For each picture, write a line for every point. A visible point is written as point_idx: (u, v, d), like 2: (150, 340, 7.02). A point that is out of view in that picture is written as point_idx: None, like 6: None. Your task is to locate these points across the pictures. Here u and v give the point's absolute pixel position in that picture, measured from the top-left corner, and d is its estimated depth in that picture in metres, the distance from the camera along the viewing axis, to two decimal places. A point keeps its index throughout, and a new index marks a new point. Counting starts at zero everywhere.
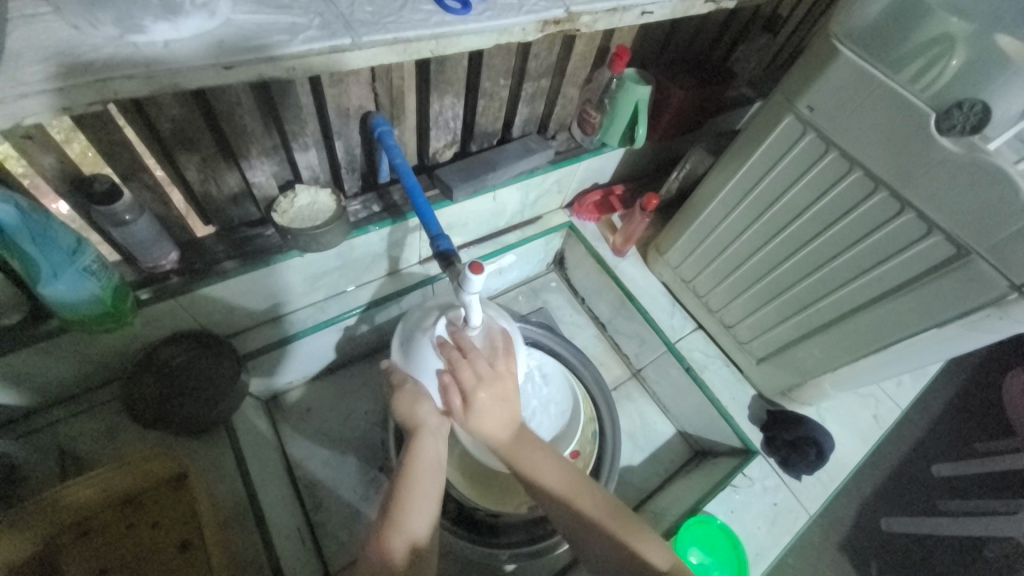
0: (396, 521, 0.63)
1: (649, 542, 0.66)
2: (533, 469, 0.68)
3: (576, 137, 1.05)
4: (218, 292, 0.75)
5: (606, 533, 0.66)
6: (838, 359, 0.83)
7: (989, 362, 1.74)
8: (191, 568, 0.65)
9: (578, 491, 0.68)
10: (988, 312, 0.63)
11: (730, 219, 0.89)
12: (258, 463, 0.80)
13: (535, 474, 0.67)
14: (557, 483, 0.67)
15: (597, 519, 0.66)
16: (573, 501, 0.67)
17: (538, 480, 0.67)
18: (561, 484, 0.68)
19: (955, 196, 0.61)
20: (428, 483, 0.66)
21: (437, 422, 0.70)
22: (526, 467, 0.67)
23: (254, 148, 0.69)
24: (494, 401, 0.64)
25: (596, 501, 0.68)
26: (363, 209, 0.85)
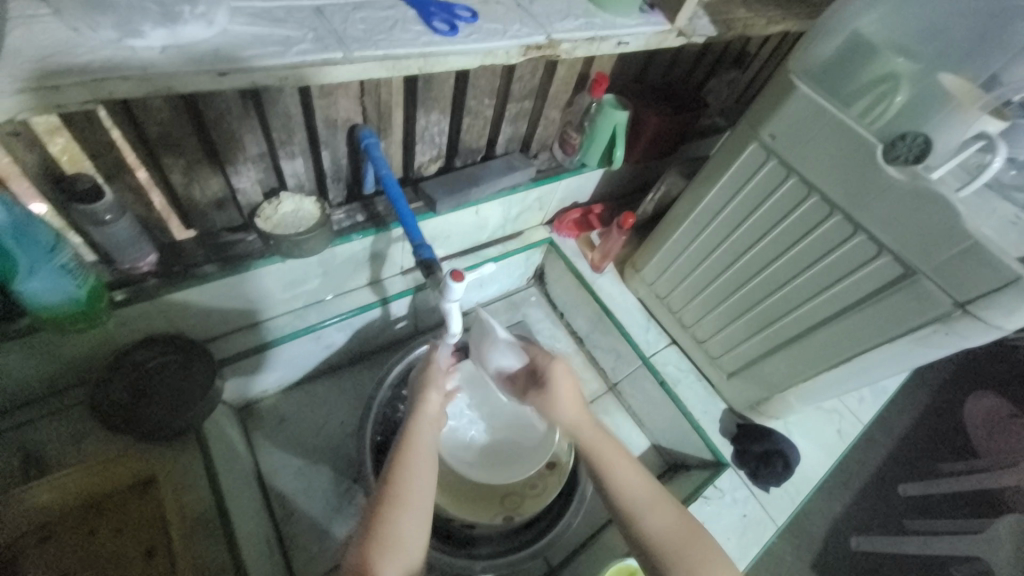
0: (386, 538, 0.56)
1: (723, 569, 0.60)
2: (612, 473, 0.66)
3: (557, 157, 1.10)
4: (197, 296, 0.74)
5: (687, 551, 0.60)
6: (802, 373, 0.87)
7: (946, 385, 1.83)
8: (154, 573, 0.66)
9: (661, 502, 0.65)
10: (936, 328, 0.67)
11: (701, 238, 0.94)
12: (229, 471, 0.79)
13: (618, 476, 0.66)
14: (636, 488, 0.65)
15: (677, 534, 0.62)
16: (656, 509, 0.64)
17: (614, 481, 0.66)
18: (640, 489, 0.65)
19: (901, 220, 0.66)
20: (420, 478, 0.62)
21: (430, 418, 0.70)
22: (608, 462, 0.67)
23: (241, 154, 0.70)
24: (568, 390, 0.72)
25: (678, 516, 0.64)
26: (347, 218, 0.86)
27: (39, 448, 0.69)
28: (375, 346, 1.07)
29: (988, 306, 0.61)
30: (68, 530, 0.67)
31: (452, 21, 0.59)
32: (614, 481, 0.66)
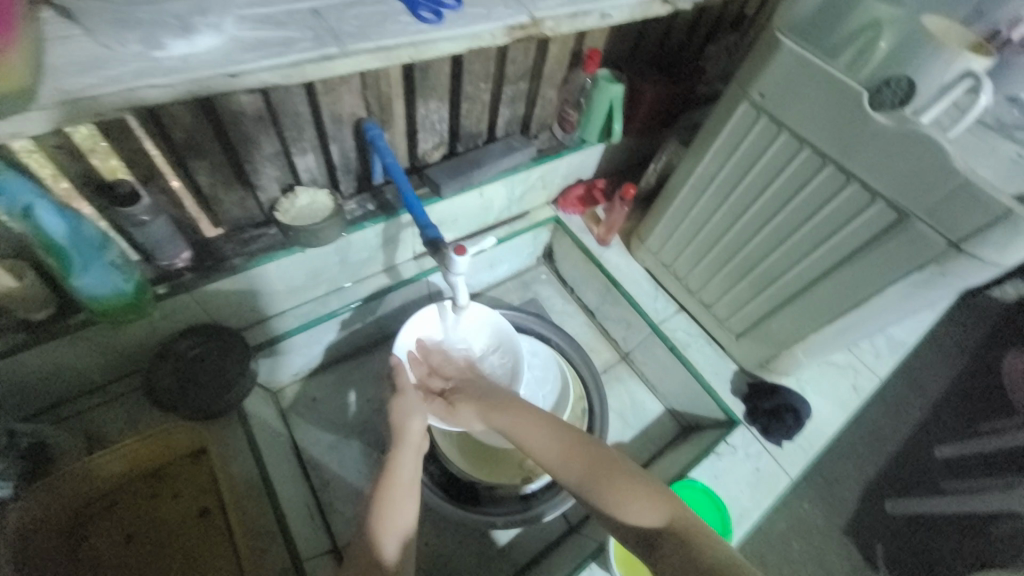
0: (385, 520, 0.66)
1: (644, 497, 0.61)
2: (522, 434, 0.72)
3: (557, 136, 1.13)
4: (229, 286, 0.82)
5: (599, 487, 0.63)
6: (807, 327, 0.88)
7: (983, 347, 1.78)
8: (211, 530, 0.75)
9: (569, 446, 0.68)
10: (932, 269, 0.68)
11: (702, 201, 0.96)
12: (268, 444, 0.86)
13: (527, 441, 0.71)
14: (550, 446, 0.69)
15: (595, 470, 0.64)
16: (566, 457, 0.67)
17: (529, 447, 0.71)
18: (545, 440, 0.70)
19: (892, 166, 0.67)
20: (409, 500, 0.70)
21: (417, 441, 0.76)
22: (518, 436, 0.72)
23: (258, 153, 0.76)
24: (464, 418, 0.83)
25: (582, 453, 0.67)
26: (359, 207, 0.92)
27: (101, 429, 0.77)
28: (395, 329, 1.14)
29: (986, 242, 0.62)
30: (130, 495, 0.75)
31: (438, 9, 0.62)
32: (528, 444, 0.71)
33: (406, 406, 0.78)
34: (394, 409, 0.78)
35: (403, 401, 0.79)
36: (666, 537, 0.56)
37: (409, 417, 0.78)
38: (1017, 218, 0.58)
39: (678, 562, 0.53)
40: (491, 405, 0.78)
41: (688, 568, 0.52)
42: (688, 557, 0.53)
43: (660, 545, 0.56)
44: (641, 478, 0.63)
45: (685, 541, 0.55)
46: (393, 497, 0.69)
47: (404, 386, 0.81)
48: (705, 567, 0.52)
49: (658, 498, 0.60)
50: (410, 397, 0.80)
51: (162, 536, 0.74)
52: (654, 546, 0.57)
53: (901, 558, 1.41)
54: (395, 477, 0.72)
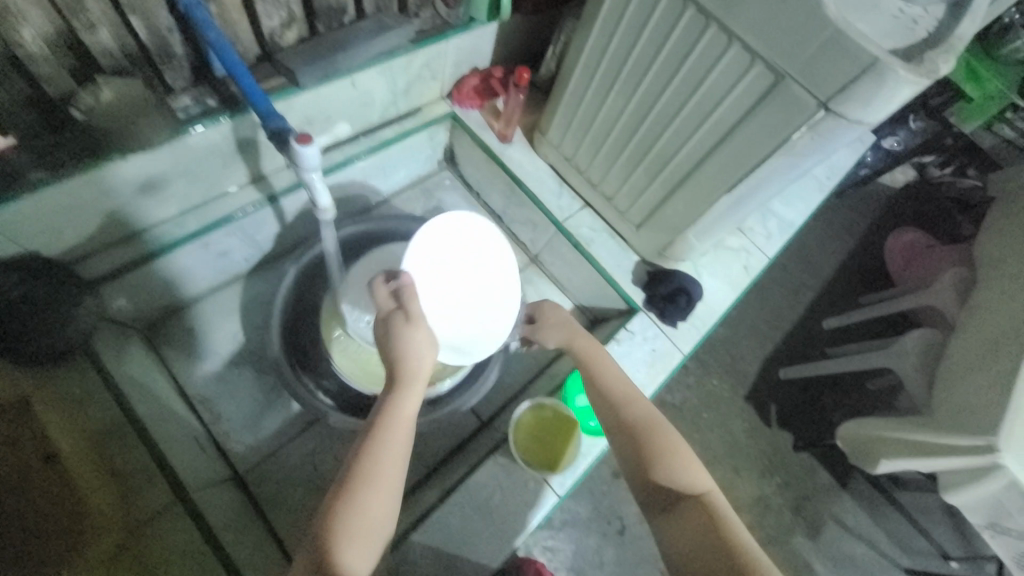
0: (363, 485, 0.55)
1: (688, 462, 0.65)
2: (615, 377, 0.75)
3: (441, 12, 0.99)
4: (33, 206, 0.67)
5: (653, 440, 0.67)
6: (697, 209, 0.88)
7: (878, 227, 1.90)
8: (50, 484, 0.60)
9: (631, 398, 0.72)
10: (802, 133, 0.68)
11: (596, 81, 0.89)
12: (134, 380, 0.78)
13: (604, 384, 0.74)
14: (618, 393, 0.72)
15: (650, 424, 0.69)
16: (632, 404, 0.71)
17: (597, 386, 0.75)
18: (619, 386, 0.73)
19: (767, 19, 0.63)
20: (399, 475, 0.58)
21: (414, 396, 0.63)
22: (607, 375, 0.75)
23: (20, 26, 0.60)
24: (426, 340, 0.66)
25: (644, 413, 0.70)
26: (195, 103, 0.76)
27: None
28: (283, 249, 1.03)
29: (850, 98, 0.61)
30: None
31: None
32: (594, 380, 0.75)
33: (422, 335, 0.66)
34: (402, 336, 0.64)
35: (409, 334, 0.64)
36: (696, 500, 0.61)
37: (407, 352, 0.64)
38: (880, 67, 0.57)
39: (699, 524, 0.59)
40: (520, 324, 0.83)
41: (704, 533, 0.58)
42: (709, 523, 0.58)
43: (673, 508, 0.62)
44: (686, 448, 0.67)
45: (708, 510, 0.60)
46: (380, 478, 0.56)
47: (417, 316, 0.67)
48: (724, 537, 0.57)
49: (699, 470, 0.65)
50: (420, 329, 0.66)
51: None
52: (675, 507, 0.62)
53: (787, 414, 1.63)
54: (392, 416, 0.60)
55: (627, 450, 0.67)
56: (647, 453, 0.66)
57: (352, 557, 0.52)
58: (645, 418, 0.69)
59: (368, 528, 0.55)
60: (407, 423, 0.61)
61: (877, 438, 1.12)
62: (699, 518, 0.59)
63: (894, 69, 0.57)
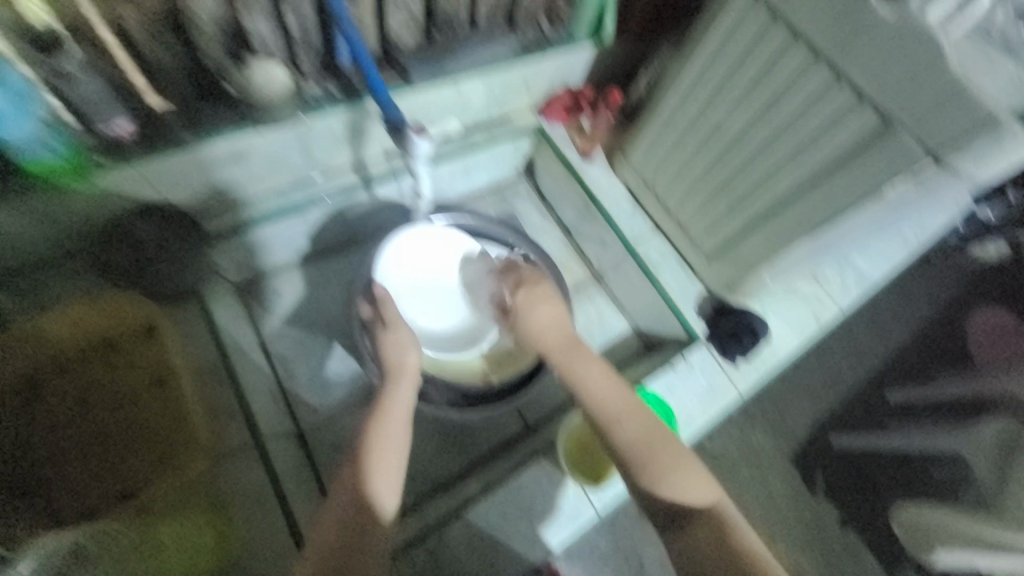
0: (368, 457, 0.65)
1: (692, 475, 0.64)
2: (588, 383, 0.72)
3: (544, 30, 1.03)
4: (176, 165, 0.77)
5: (652, 455, 0.65)
6: (776, 247, 0.87)
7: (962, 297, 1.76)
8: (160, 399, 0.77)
9: (627, 406, 0.69)
10: (907, 184, 0.66)
11: (687, 111, 0.90)
12: (229, 329, 0.86)
13: (595, 399, 0.71)
14: (615, 407, 0.70)
15: (648, 438, 0.67)
16: (627, 414, 0.69)
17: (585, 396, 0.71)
18: (607, 393, 0.71)
19: (883, 64, 0.62)
20: (398, 431, 0.69)
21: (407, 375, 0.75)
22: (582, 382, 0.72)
23: (199, 10, 0.69)
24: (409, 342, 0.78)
25: (642, 421, 0.68)
26: (319, 89, 0.84)
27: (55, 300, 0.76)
28: (367, 232, 1.11)
29: (965, 152, 0.59)
30: (86, 364, 0.77)
31: None
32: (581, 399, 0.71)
33: (403, 338, 0.78)
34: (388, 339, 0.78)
35: (397, 333, 0.78)
36: (705, 516, 0.61)
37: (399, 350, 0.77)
38: (999, 124, 0.56)
39: (710, 542, 0.59)
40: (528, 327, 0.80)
41: (717, 551, 0.58)
42: (719, 541, 0.59)
43: (687, 521, 0.62)
44: (689, 461, 0.66)
45: (717, 528, 0.60)
46: (375, 441, 0.67)
47: (394, 319, 0.79)
48: (730, 551, 0.58)
49: (705, 482, 0.64)
50: (403, 330, 0.78)
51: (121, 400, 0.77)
52: (687, 522, 0.62)
53: (836, 482, 1.52)
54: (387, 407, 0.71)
55: (627, 463, 0.66)
56: (649, 467, 0.65)
57: (383, 496, 0.64)
58: (643, 434, 0.67)
59: (387, 468, 0.66)
60: (406, 403, 0.73)
61: (940, 528, 1.01)
62: (709, 529, 0.60)
63: (1015, 130, 0.56)
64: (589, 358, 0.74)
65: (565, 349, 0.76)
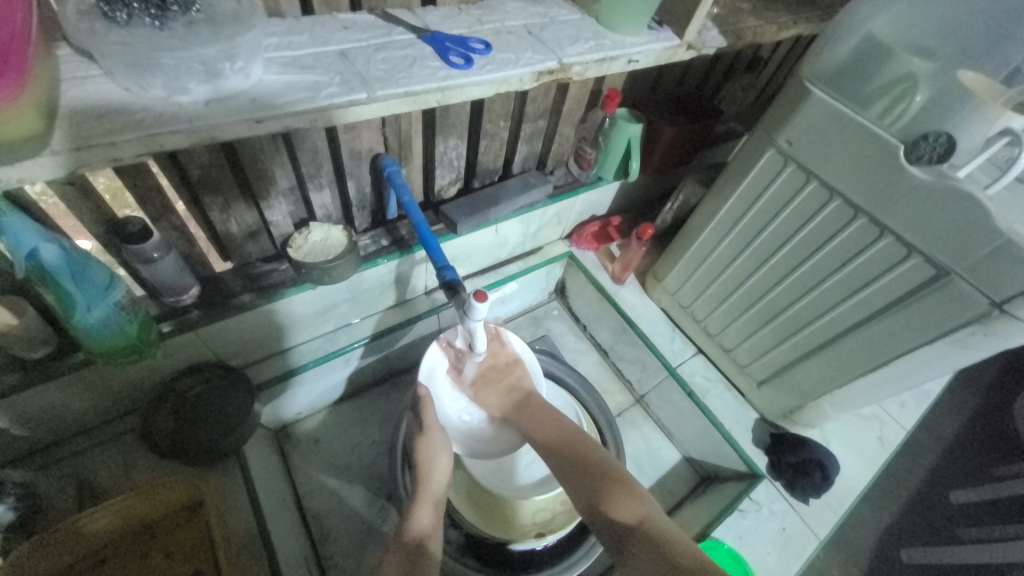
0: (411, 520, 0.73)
1: (620, 492, 0.64)
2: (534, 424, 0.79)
3: (573, 172, 1.11)
4: (237, 325, 0.79)
5: (587, 479, 0.67)
6: (835, 380, 0.85)
7: (1006, 389, 1.69)
8: None
9: (565, 437, 0.74)
10: (974, 329, 0.65)
11: (723, 246, 0.93)
12: (269, 491, 0.81)
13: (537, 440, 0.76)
14: (552, 448, 0.73)
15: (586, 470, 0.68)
16: (561, 446, 0.73)
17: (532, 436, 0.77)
18: (547, 426, 0.77)
19: (927, 221, 0.65)
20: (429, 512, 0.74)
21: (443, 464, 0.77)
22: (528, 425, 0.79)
23: (273, 189, 0.74)
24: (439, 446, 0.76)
25: (577, 448, 0.72)
26: (373, 243, 0.90)
27: (91, 474, 0.73)
28: (405, 366, 1.10)
29: None
30: (120, 555, 0.70)
31: (468, 54, 0.61)
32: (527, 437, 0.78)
33: (434, 441, 0.76)
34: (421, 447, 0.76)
35: (427, 437, 0.76)
36: (636, 530, 0.59)
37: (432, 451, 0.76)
38: None
39: (645, 551, 0.56)
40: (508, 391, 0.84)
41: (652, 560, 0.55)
42: (655, 544, 0.56)
43: (628, 536, 0.59)
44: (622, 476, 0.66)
45: (652, 537, 0.57)
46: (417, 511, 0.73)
47: (431, 422, 0.77)
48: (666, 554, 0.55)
49: (634, 492, 0.63)
50: (434, 433, 0.77)
51: None
52: (626, 544, 0.58)
53: None
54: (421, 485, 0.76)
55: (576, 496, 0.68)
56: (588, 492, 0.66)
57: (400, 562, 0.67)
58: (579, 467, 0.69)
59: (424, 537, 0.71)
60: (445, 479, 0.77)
61: None
62: (650, 545, 0.57)
63: None
64: (538, 406, 0.81)
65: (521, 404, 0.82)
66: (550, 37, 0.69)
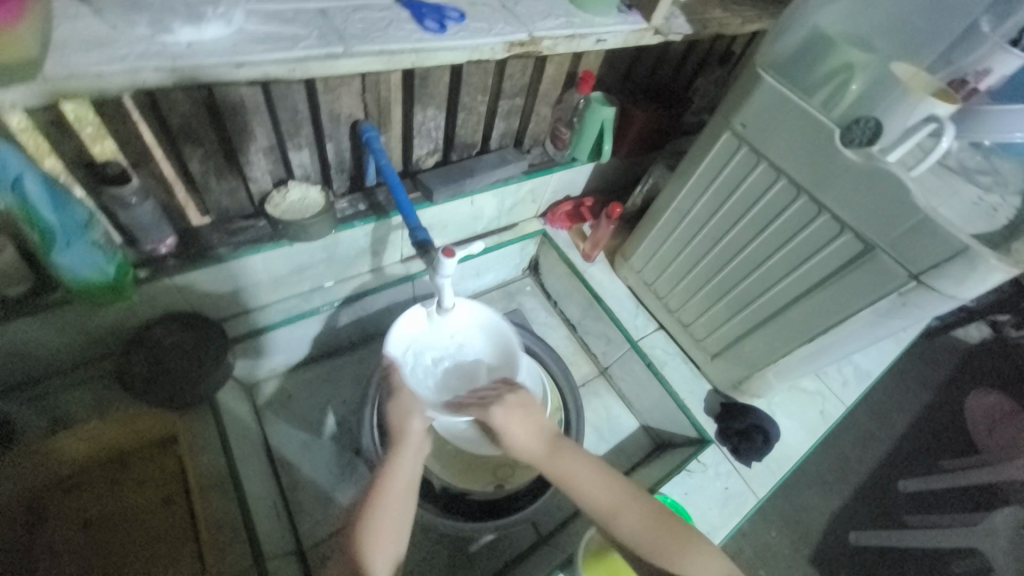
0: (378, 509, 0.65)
1: (705, 559, 0.66)
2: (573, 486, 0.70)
3: (549, 152, 1.16)
4: (215, 275, 0.81)
5: (669, 548, 0.66)
6: (777, 351, 0.92)
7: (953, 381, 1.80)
8: (173, 517, 0.74)
9: (620, 499, 0.69)
10: (894, 299, 0.72)
11: (684, 224, 0.99)
12: (238, 437, 0.84)
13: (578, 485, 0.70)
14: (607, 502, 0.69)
15: (647, 519, 0.69)
16: (626, 515, 0.68)
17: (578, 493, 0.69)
18: (595, 485, 0.69)
19: (859, 199, 0.71)
20: (399, 509, 0.66)
21: (417, 442, 0.73)
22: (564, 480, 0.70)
23: (253, 146, 0.77)
24: (408, 408, 0.74)
25: (649, 518, 0.68)
26: (350, 207, 0.93)
27: (60, 411, 0.73)
28: (378, 331, 1.13)
29: (941, 275, 0.66)
30: (94, 484, 0.75)
31: (442, 20, 0.64)
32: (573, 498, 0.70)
33: (405, 402, 0.75)
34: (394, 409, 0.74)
35: (400, 400, 0.75)
36: None
37: (405, 416, 0.74)
38: (972, 253, 0.62)
39: None
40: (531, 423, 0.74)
41: None
42: None
43: None
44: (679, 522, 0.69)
45: None
46: (379, 511, 0.65)
47: (400, 385, 0.77)
48: None
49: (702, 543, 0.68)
50: (406, 396, 0.76)
51: (123, 523, 0.73)
52: None
53: None
54: (384, 488, 0.67)
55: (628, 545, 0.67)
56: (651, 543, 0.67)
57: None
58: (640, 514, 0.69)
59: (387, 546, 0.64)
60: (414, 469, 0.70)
61: None
62: None
63: (985, 258, 0.61)
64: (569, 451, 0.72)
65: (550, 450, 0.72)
66: (523, 11, 0.73)
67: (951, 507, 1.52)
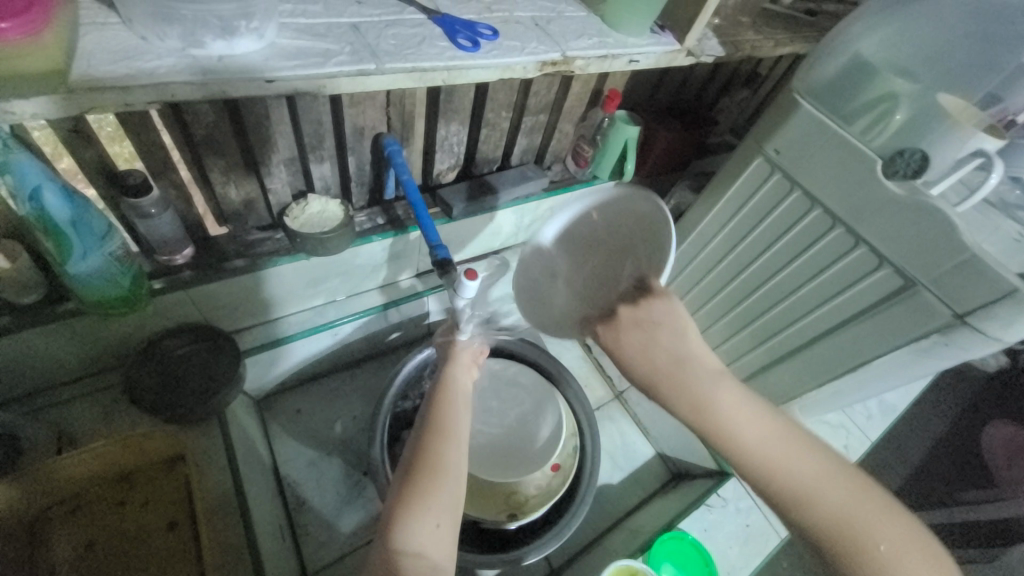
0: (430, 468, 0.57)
1: (907, 543, 0.48)
2: (737, 432, 0.54)
3: (570, 169, 1.13)
4: (230, 288, 0.79)
5: (862, 516, 0.49)
6: (805, 384, 0.88)
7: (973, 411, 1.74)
8: (178, 546, 0.70)
9: (792, 449, 0.53)
10: (935, 339, 0.69)
11: (709, 248, 0.95)
12: (246, 455, 0.82)
13: (778, 470, 0.52)
14: (778, 451, 0.53)
15: (852, 505, 0.50)
16: (809, 475, 0.52)
17: (739, 437, 0.53)
18: (762, 430, 0.54)
19: (900, 233, 0.68)
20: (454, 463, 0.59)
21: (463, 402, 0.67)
22: (724, 420, 0.54)
23: (275, 157, 0.75)
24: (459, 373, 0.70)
25: (830, 477, 0.51)
26: (369, 221, 0.91)
27: (73, 426, 0.73)
28: (391, 345, 1.11)
29: (988, 317, 0.63)
30: (98, 503, 0.71)
31: (475, 38, 0.63)
32: (728, 441, 0.54)
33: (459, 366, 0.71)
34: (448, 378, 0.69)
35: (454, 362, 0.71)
36: None
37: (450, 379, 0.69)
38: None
39: None
40: (672, 342, 0.58)
41: None
42: None
43: None
44: (923, 532, 0.49)
45: None
46: (427, 465, 0.57)
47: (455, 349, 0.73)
48: None
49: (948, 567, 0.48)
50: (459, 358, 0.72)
51: (125, 549, 0.69)
52: None
53: None
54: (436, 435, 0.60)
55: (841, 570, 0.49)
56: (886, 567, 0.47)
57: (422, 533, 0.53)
58: (845, 497, 0.50)
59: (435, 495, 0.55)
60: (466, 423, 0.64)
61: None
62: None
63: None
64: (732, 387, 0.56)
65: (694, 374, 0.57)
66: (555, 30, 0.71)
67: (967, 543, 1.46)
